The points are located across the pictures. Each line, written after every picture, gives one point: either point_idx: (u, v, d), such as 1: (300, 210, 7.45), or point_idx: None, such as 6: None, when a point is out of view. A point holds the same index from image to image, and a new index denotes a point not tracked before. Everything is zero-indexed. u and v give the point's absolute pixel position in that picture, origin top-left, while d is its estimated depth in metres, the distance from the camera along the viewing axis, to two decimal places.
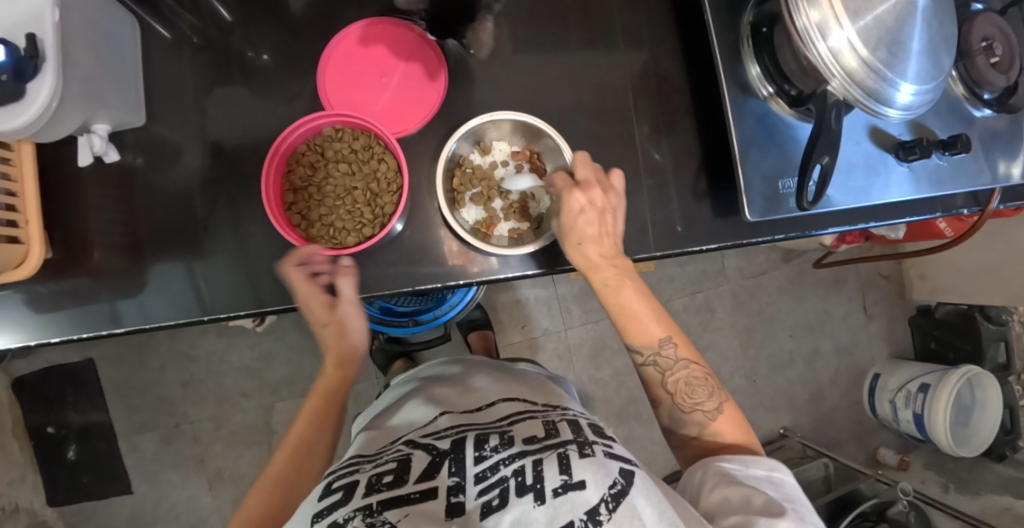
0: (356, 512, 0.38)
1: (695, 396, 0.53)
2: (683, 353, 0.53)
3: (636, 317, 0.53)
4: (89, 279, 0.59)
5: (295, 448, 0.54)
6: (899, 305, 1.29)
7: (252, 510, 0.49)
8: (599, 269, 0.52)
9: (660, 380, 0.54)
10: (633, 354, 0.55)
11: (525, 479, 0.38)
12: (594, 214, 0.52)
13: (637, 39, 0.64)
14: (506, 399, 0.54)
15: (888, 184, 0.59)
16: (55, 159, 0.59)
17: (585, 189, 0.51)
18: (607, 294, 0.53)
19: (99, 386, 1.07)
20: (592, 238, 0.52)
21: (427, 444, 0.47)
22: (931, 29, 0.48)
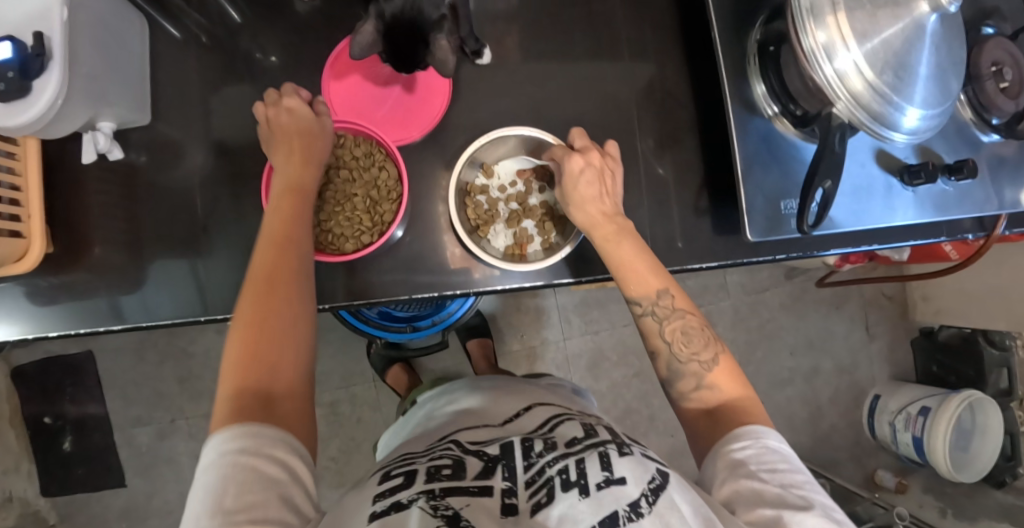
0: (420, 494, 0.36)
1: (692, 344, 0.49)
2: (680, 304, 0.50)
3: (635, 268, 0.51)
4: (87, 275, 0.59)
5: (263, 280, 0.44)
6: (901, 326, 1.28)
7: (232, 359, 0.40)
8: (599, 225, 0.52)
9: (657, 330, 0.50)
10: (630, 306, 0.52)
11: (569, 475, 0.38)
12: (593, 173, 0.53)
13: (645, 52, 0.64)
14: (541, 408, 0.53)
15: (893, 207, 0.59)
16: (60, 154, 0.59)
17: (584, 152, 0.54)
18: (608, 249, 0.52)
19: (97, 378, 1.08)
20: (590, 195, 0.53)
21: (476, 450, 0.44)
22: (938, 54, 0.48)
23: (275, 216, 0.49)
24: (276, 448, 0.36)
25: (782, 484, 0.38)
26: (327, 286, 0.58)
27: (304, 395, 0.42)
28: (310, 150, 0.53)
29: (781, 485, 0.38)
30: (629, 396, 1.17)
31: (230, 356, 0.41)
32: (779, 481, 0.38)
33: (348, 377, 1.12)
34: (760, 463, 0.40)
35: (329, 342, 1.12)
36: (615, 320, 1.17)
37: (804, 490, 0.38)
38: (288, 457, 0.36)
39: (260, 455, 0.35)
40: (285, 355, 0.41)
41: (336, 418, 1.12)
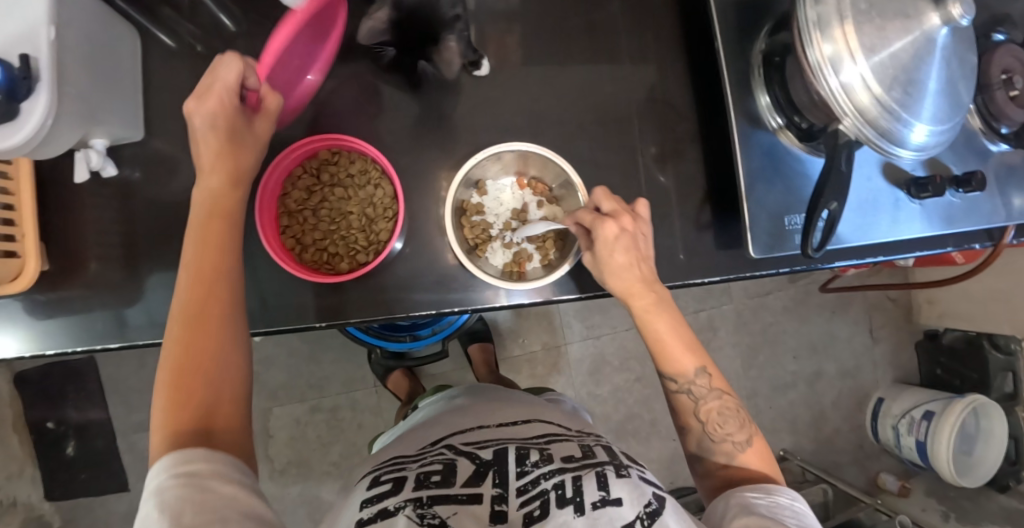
0: (407, 502, 0.38)
1: (727, 426, 0.51)
2: (717, 384, 0.52)
3: (672, 347, 0.52)
4: (83, 291, 0.59)
5: (191, 320, 0.41)
6: (905, 329, 1.27)
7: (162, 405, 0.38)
8: (637, 296, 0.51)
9: (692, 408, 0.52)
10: (665, 381, 0.53)
11: (565, 491, 0.38)
12: (627, 240, 0.50)
13: (647, 60, 0.63)
14: (540, 420, 0.53)
15: (899, 222, 0.58)
16: (53, 170, 0.59)
17: (616, 217, 0.50)
18: (648, 321, 0.51)
19: (99, 384, 1.08)
20: (622, 265, 0.50)
21: (469, 452, 0.44)
22: (948, 67, 0.47)
23: (198, 243, 0.44)
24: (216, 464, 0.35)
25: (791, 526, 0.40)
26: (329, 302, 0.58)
27: (244, 422, 0.41)
28: (242, 149, 0.47)
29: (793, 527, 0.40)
30: (631, 401, 1.17)
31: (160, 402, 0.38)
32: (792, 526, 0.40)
33: (350, 383, 1.12)
34: (772, 510, 0.42)
35: (330, 348, 1.11)
36: (617, 325, 1.16)
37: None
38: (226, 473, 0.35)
39: (194, 464, 0.34)
40: (222, 394, 0.40)
41: (337, 424, 1.12)
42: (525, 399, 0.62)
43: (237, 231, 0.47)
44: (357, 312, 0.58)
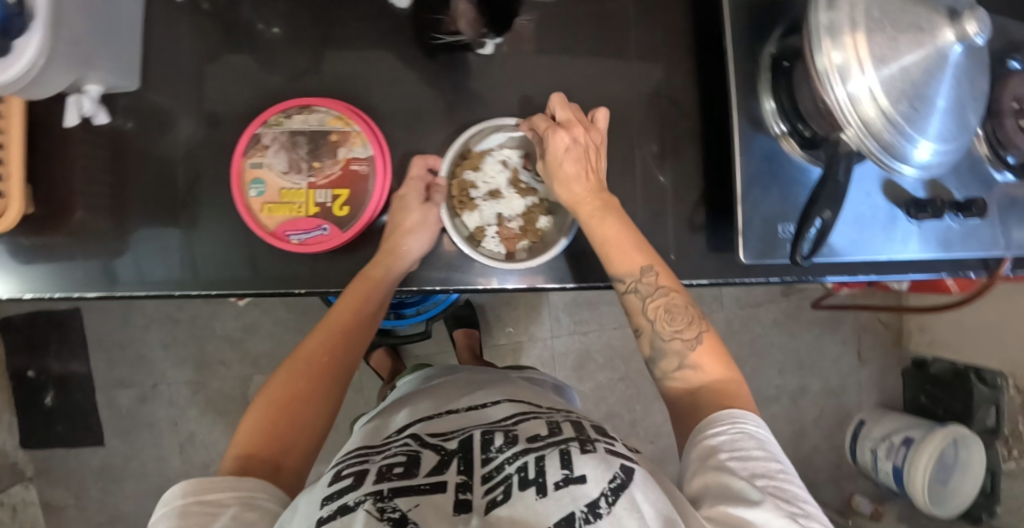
0: (366, 496, 0.35)
1: (676, 322, 0.48)
2: (664, 281, 0.49)
3: (621, 247, 0.50)
4: (64, 238, 0.58)
5: (305, 367, 0.51)
6: (894, 354, 1.27)
7: (251, 426, 0.46)
8: (582, 203, 0.51)
9: (641, 307, 0.49)
10: (615, 284, 0.51)
11: (527, 473, 0.36)
12: (580, 150, 0.51)
13: (656, 55, 0.62)
14: (507, 400, 0.51)
15: (896, 240, 0.57)
16: (47, 113, 0.58)
17: (568, 127, 0.51)
18: (593, 226, 0.51)
19: (83, 336, 1.07)
20: (574, 178, 0.51)
21: (433, 443, 0.42)
22: (959, 87, 0.46)
23: (340, 304, 0.54)
24: (247, 494, 0.39)
25: (752, 471, 0.38)
26: (317, 269, 0.59)
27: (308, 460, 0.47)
28: (407, 224, 0.55)
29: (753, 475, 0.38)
30: (613, 400, 1.16)
31: (251, 421, 0.47)
32: (750, 468, 0.38)
33: None
34: (733, 451, 0.40)
35: (316, 321, 1.11)
36: (606, 323, 1.16)
37: (776, 478, 0.38)
38: (216, 490, 0.38)
39: (185, 500, 0.36)
40: (291, 447, 0.46)
41: None
42: (503, 379, 0.61)
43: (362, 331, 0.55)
44: (338, 282, 0.59)
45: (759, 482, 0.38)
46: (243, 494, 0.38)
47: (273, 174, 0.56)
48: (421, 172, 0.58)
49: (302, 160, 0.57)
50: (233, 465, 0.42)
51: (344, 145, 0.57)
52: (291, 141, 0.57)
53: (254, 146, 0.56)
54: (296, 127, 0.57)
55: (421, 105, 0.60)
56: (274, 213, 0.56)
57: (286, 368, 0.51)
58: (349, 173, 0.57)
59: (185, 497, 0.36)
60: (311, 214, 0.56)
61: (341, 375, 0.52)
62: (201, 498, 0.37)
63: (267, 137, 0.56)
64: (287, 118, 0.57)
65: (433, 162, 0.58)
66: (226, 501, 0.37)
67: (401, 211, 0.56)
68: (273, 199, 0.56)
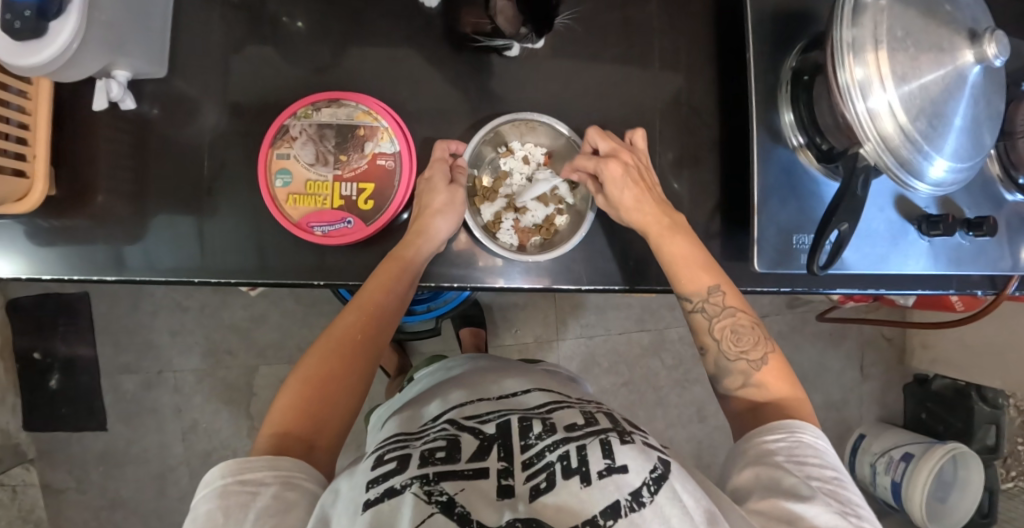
0: (413, 479, 0.35)
1: (742, 343, 0.49)
2: (731, 301, 0.51)
3: (688, 265, 0.52)
4: (86, 221, 0.59)
5: (338, 344, 0.50)
6: (895, 371, 1.27)
7: (286, 403, 0.46)
8: (650, 221, 0.53)
9: (706, 327, 0.51)
10: (680, 301, 0.53)
11: (570, 462, 0.36)
12: (631, 175, 0.54)
13: (677, 64, 0.63)
14: (540, 390, 0.51)
15: (908, 255, 0.58)
16: (74, 97, 0.59)
17: (614, 153, 0.55)
18: (662, 243, 0.53)
19: (91, 320, 1.08)
20: (633, 205, 0.53)
21: (471, 427, 0.42)
22: (976, 107, 0.47)
23: (372, 281, 0.53)
24: (285, 473, 0.39)
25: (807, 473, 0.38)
26: (334, 261, 0.59)
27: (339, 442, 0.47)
28: (434, 205, 0.55)
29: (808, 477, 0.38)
30: (615, 405, 1.17)
31: (286, 399, 0.47)
32: (806, 473, 0.39)
33: None
34: (789, 456, 0.40)
35: (323, 314, 1.12)
36: (611, 328, 1.17)
37: (831, 487, 0.38)
38: (257, 469, 0.39)
39: (228, 480, 0.37)
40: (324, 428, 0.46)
41: None
42: (528, 370, 0.61)
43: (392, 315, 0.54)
44: (355, 275, 0.59)
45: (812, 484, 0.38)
46: (282, 473, 0.39)
47: (299, 166, 0.57)
48: (445, 156, 0.58)
49: (329, 153, 0.57)
50: (270, 443, 0.43)
51: (372, 140, 0.58)
52: (319, 133, 0.57)
53: (282, 137, 0.57)
54: (324, 120, 0.58)
55: (444, 104, 0.61)
56: (299, 204, 0.56)
57: (320, 344, 0.50)
58: (375, 168, 0.58)
59: (226, 477, 0.37)
60: (336, 206, 0.57)
61: (375, 351, 0.52)
62: (239, 477, 0.38)
63: (295, 129, 0.57)
64: (315, 111, 0.58)
65: (456, 147, 0.58)
66: (264, 479, 0.38)
67: (429, 193, 0.55)
68: (298, 190, 0.56)
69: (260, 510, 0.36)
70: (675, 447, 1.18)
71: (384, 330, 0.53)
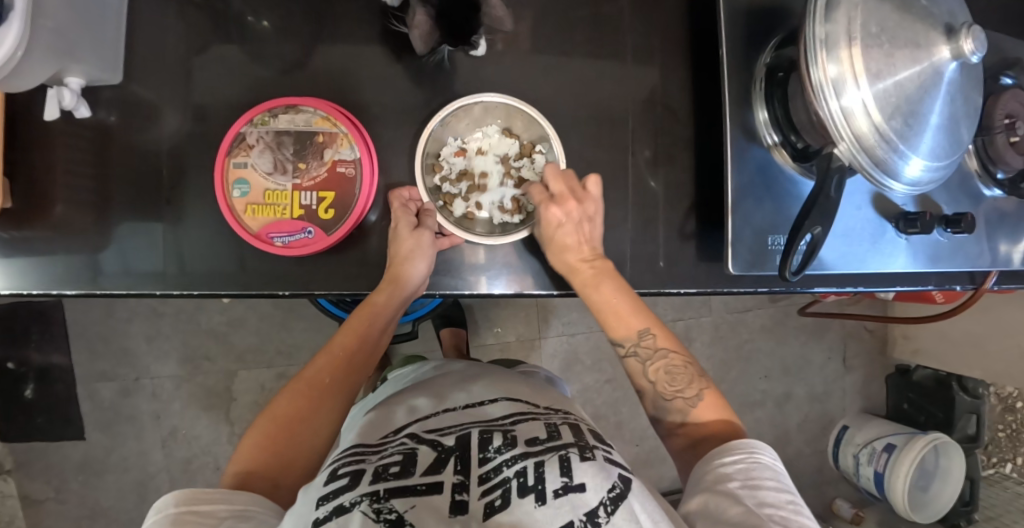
0: (363, 497, 0.34)
1: (677, 383, 0.51)
2: (663, 343, 0.52)
3: (616, 311, 0.52)
4: (44, 231, 0.57)
5: (307, 387, 0.50)
6: (878, 361, 1.28)
7: (251, 447, 0.46)
8: (578, 271, 0.53)
9: (641, 371, 0.52)
10: (615, 346, 0.53)
11: (526, 479, 0.36)
12: (572, 225, 0.53)
13: (651, 61, 0.61)
14: (506, 399, 0.50)
15: (886, 254, 0.57)
16: (27, 104, 0.57)
17: (561, 202, 0.53)
18: (588, 293, 0.53)
19: (65, 328, 1.05)
20: (569, 247, 0.53)
21: (431, 439, 0.42)
22: (952, 104, 0.46)
23: (346, 326, 0.54)
24: (240, 506, 0.39)
25: (760, 499, 0.38)
26: (301, 271, 0.57)
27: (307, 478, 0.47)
28: (402, 252, 0.53)
29: (761, 503, 0.38)
30: (599, 402, 1.17)
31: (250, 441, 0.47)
32: (761, 495, 0.39)
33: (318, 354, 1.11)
34: (745, 480, 0.40)
35: (303, 317, 1.11)
36: (594, 325, 1.16)
37: (786, 510, 0.38)
38: (208, 501, 0.37)
39: (177, 509, 0.36)
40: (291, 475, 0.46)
41: None
42: (504, 375, 0.60)
43: (368, 358, 0.54)
44: (321, 284, 0.58)
45: (763, 511, 0.37)
46: (235, 506, 0.38)
47: (258, 175, 0.55)
48: (401, 203, 0.56)
49: (287, 161, 0.56)
50: (235, 482, 0.43)
51: (331, 147, 0.56)
52: (276, 141, 0.55)
53: (238, 144, 0.55)
54: (282, 127, 0.56)
55: (414, 105, 0.59)
56: (258, 214, 0.55)
57: (289, 387, 0.50)
58: (335, 175, 0.56)
59: (178, 505, 0.36)
60: (296, 216, 0.55)
61: (342, 398, 0.51)
62: (193, 508, 0.36)
63: (252, 136, 0.55)
64: (273, 117, 0.55)
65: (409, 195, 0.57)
66: (219, 513, 0.37)
67: (394, 241, 0.54)
68: (257, 200, 0.55)
69: None
70: (659, 442, 1.19)
71: (355, 378, 0.53)
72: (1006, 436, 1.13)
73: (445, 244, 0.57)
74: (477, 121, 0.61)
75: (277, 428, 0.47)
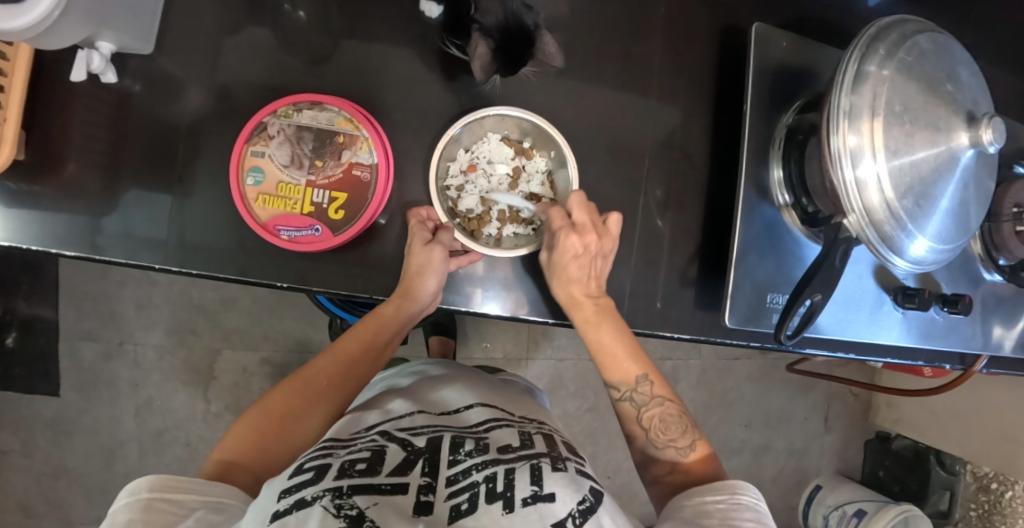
0: (325, 492, 0.34)
1: (670, 431, 0.51)
2: (659, 391, 0.52)
3: (614, 353, 0.53)
4: (51, 189, 0.57)
5: (303, 385, 0.50)
6: (859, 425, 1.29)
7: (239, 437, 0.46)
8: (581, 307, 0.53)
9: (635, 416, 0.52)
10: (610, 390, 0.54)
11: (495, 486, 0.36)
12: (587, 259, 0.52)
13: (674, 104, 0.62)
14: (482, 405, 0.50)
15: (881, 325, 0.58)
16: (53, 61, 0.57)
17: (581, 232, 0.52)
18: (588, 330, 0.53)
19: (55, 282, 1.05)
20: (575, 280, 0.53)
21: (402, 439, 0.42)
22: (965, 188, 0.47)
23: (353, 330, 0.55)
24: (214, 498, 0.39)
25: None
26: (302, 265, 0.57)
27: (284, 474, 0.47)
28: (414, 265, 0.53)
29: None
30: (578, 430, 1.16)
31: (238, 431, 0.47)
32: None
33: (305, 343, 1.11)
34: (724, 518, 0.41)
35: (295, 304, 1.11)
36: (583, 353, 1.16)
37: None
38: (181, 490, 0.38)
39: (151, 494, 0.36)
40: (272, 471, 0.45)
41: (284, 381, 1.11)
42: (490, 384, 0.59)
43: (368, 364, 0.55)
44: (321, 282, 0.57)
45: None
46: (208, 498, 0.39)
47: (273, 166, 0.55)
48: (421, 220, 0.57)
49: (305, 156, 0.56)
50: (215, 470, 0.44)
51: (350, 149, 0.56)
52: (296, 135, 0.56)
53: (259, 133, 0.55)
54: (304, 122, 0.56)
55: (436, 115, 0.60)
56: (268, 205, 0.55)
57: (285, 382, 0.51)
58: (350, 177, 0.56)
59: (151, 491, 0.36)
60: (305, 212, 0.55)
61: (336, 402, 0.51)
62: (167, 495, 0.37)
63: (273, 127, 0.55)
64: (296, 111, 0.56)
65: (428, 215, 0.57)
66: (192, 503, 0.37)
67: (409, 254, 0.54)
68: (269, 191, 0.55)
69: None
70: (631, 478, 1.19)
71: (351, 382, 0.53)
72: (978, 515, 1.12)
73: (463, 262, 0.57)
74: (481, 134, 0.61)
75: (267, 422, 0.47)
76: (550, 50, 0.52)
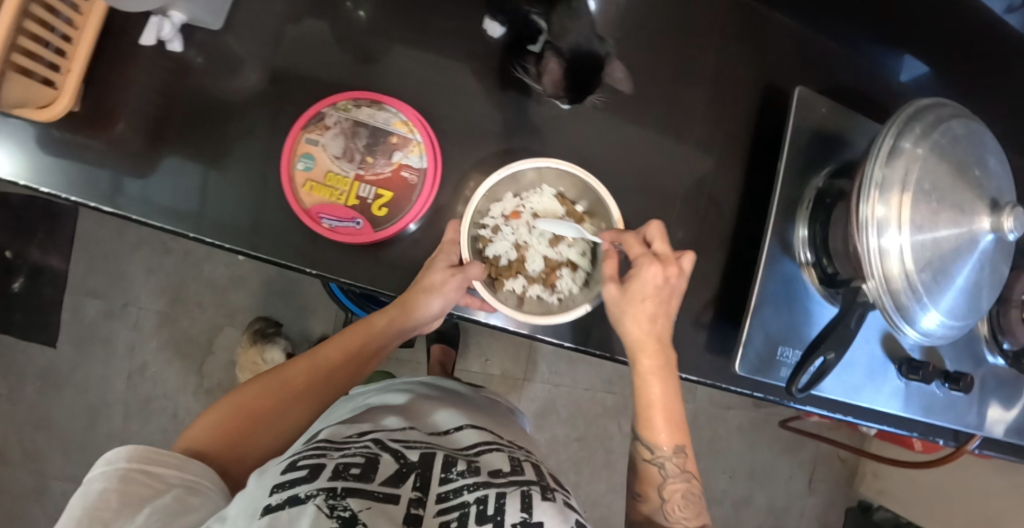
0: (319, 490, 0.34)
1: (687, 510, 0.49)
2: (688, 467, 0.51)
3: (660, 413, 0.51)
4: (99, 145, 0.58)
5: (280, 385, 0.53)
6: (842, 491, 1.28)
7: (209, 425, 0.48)
8: (645, 346, 0.51)
9: (658, 482, 0.50)
10: (640, 447, 0.52)
11: (485, 508, 0.37)
12: (664, 291, 0.51)
13: (709, 151, 0.64)
14: (472, 427, 0.51)
15: (884, 392, 0.59)
16: (123, 25, 0.59)
17: (664, 263, 0.50)
18: (647, 380, 0.51)
19: (71, 235, 1.06)
20: (648, 315, 0.51)
21: (395, 449, 0.42)
22: (980, 271, 0.48)
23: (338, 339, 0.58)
24: (191, 478, 0.40)
25: None
26: (330, 254, 0.59)
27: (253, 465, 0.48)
28: (426, 283, 0.54)
29: None
30: (563, 457, 1.16)
31: (209, 418, 0.49)
32: None
33: (307, 331, 1.12)
34: None
35: (303, 291, 1.12)
36: (579, 380, 1.17)
37: None
38: (159, 466, 0.38)
39: (131, 464, 0.37)
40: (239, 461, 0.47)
41: None
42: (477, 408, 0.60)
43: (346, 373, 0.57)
44: (347, 274, 0.59)
45: None
46: (186, 476, 0.39)
47: (325, 155, 0.57)
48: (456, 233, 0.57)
49: (357, 151, 0.58)
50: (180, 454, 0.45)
51: (401, 150, 0.58)
52: (352, 130, 0.58)
53: (315, 123, 0.57)
54: (361, 118, 0.58)
55: (480, 128, 0.62)
56: (314, 192, 0.56)
57: (263, 378, 0.53)
58: (397, 178, 0.58)
59: (130, 461, 0.37)
60: (350, 204, 0.57)
61: (307, 405, 0.54)
62: (145, 467, 0.37)
63: (330, 119, 0.57)
64: (355, 107, 0.58)
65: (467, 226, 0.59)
66: (169, 478, 0.38)
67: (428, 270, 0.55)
68: (317, 179, 0.57)
69: (162, 503, 0.36)
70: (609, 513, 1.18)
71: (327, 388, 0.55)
72: None
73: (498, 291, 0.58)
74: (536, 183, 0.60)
75: (239, 414, 0.49)
76: (618, 76, 0.58)
